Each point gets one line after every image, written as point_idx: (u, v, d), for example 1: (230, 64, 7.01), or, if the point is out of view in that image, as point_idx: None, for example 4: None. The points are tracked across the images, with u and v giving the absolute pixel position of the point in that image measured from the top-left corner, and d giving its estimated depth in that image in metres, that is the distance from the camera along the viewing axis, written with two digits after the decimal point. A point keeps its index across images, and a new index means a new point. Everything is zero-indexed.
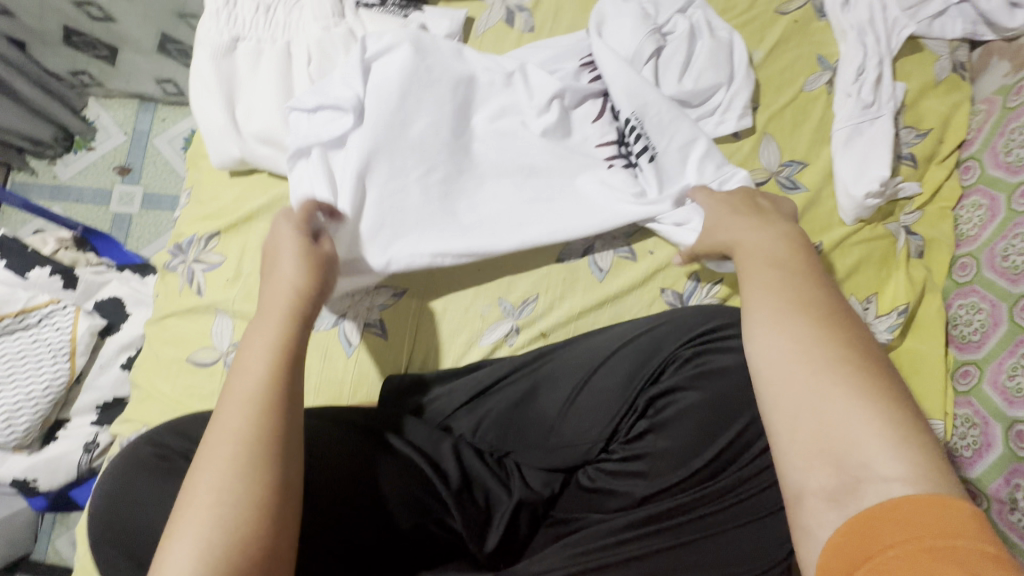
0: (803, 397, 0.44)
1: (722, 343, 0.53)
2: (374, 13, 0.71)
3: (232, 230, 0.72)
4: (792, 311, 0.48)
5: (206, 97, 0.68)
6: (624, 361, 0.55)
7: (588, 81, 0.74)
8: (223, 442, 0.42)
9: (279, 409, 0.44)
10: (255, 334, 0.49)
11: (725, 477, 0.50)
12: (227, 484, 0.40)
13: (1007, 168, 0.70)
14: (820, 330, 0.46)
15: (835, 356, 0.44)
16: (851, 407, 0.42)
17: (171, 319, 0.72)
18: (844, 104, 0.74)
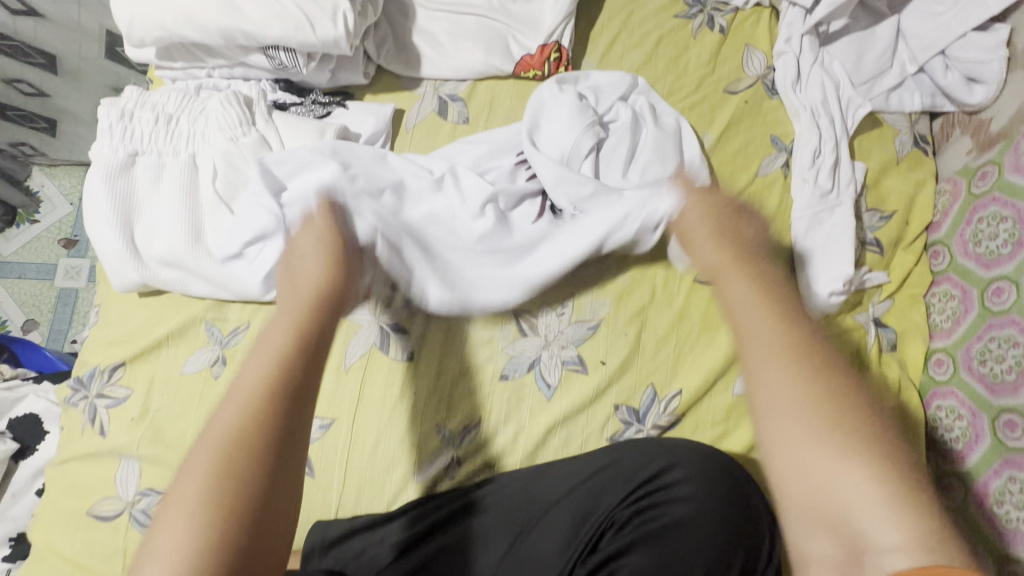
0: (784, 452, 0.34)
1: (660, 496, 0.51)
2: (289, 116, 0.65)
3: (140, 359, 0.65)
4: (767, 353, 0.37)
5: (100, 220, 0.61)
6: (562, 518, 0.53)
7: (524, 179, 0.69)
8: (239, 391, 0.39)
9: (293, 365, 0.41)
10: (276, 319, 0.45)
11: None
12: (231, 430, 0.36)
13: (978, 260, 0.64)
14: (800, 382, 0.35)
15: (819, 419, 0.34)
16: (844, 469, 0.32)
17: (70, 464, 0.64)
18: (801, 190, 0.69)
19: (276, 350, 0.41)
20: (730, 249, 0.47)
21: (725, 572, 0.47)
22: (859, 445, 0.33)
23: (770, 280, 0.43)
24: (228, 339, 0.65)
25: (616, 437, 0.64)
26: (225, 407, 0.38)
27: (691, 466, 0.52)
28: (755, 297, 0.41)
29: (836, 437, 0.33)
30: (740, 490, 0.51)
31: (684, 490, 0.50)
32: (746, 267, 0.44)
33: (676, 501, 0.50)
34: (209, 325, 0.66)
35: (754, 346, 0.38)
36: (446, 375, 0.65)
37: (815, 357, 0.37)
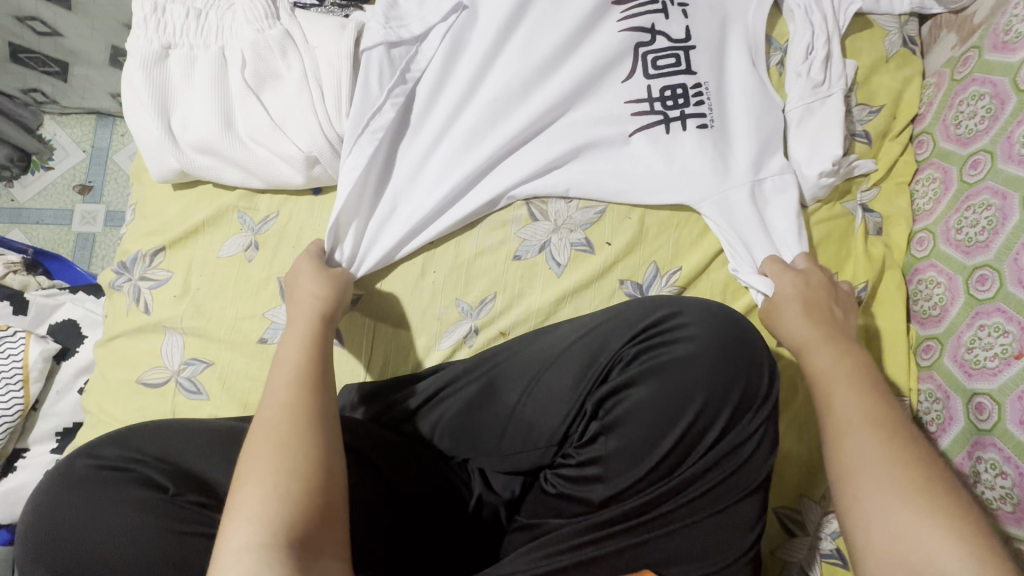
0: (865, 507, 0.44)
1: (664, 338, 0.53)
2: (311, 14, 0.69)
3: (179, 245, 0.70)
4: (859, 421, 0.48)
5: (140, 108, 0.65)
6: (572, 363, 0.55)
7: (537, 50, 0.71)
8: (270, 431, 0.46)
9: (315, 392, 0.49)
10: (295, 335, 0.55)
11: (683, 471, 0.50)
12: (278, 440, 0.45)
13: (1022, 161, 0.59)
14: (888, 450, 0.46)
15: (900, 479, 0.44)
16: (932, 526, 0.41)
17: (119, 339, 0.69)
18: (795, 84, 0.74)
19: (297, 364, 0.52)
20: (800, 297, 0.61)
21: (716, 398, 0.50)
22: (940, 497, 0.43)
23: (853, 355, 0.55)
24: (260, 227, 0.70)
25: None
26: (280, 422, 0.46)
27: (696, 313, 0.53)
28: (837, 366, 0.53)
29: (894, 470, 0.45)
30: (744, 335, 0.52)
31: (689, 330, 0.52)
32: (833, 342, 0.56)
33: (679, 341, 0.52)
34: (241, 213, 0.71)
35: (843, 416, 0.49)
36: (463, 255, 0.70)
37: (894, 420, 0.48)
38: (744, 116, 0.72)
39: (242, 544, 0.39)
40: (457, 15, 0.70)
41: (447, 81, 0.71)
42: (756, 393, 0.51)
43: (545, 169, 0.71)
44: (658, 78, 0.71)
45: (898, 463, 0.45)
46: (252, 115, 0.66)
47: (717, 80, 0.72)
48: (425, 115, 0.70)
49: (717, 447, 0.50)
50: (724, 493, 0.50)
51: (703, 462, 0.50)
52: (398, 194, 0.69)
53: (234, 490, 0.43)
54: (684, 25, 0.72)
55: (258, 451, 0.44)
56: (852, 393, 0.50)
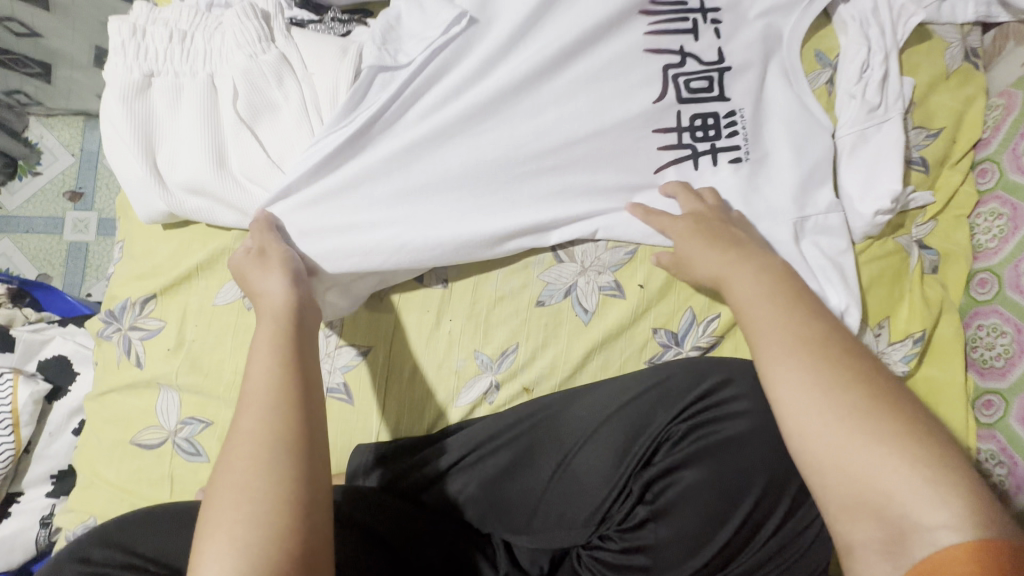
0: (810, 444, 0.40)
1: (715, 413, 0.46)
2: (309, 34, 0.62)
3: (171, 292, 0.64)
4: (786, 347, 0.44)
5: (122, 145, 0.59)
6: (612, 438, 0.49)
7: (562, 69, 0.63)
8: (234, 472, 0.39)
9: (290, 410, 0.42)
10: (260, 350, 0.46)
11: (745, 564, 0.44)
12: (250, 468, 0.39)
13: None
14: (817, 371, 0.42)
15: (840, 404, 0.40)
16: (880, 451, 0.37)
17: (110, 395, 0.64)
18: (847, 107, 0.66)
19: (263, 379, 0.44)
20: (702, 232, 0.57)
21: (777, 484, 0.44)
22: (885, 414, 0.39)
23: (767, 277, 0.52)
24: None
25: (654, 360, 0.64)
26: (254, 441, 0.40)
27: (747, 383, 0.47)
28: (759, 294, 0.50)
29: (832, 393, 0.40)
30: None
31: (743, 404, 0.46)
32: (744, 267, 0.53)
33: (733, 416, 0.46)
34: None
35: (772, 346, 0.45)
36: (482, 300, 0.64)
37: (818, 334, 0.45)
38: (793, 144, 0.65)
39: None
40: (461, 26, 0.62)
41: (453, 100, 0.62)
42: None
43: (569, 201, 0.63)
44: (690, 104, 0.64)
45: (838, 385, 0.41)
46: (246, 152, 0.59)
47: (753, 107, 0.65)
48: (425, 137, 0.61)
49: (779, 538, 0.44)
50: None
51: (762, 554, 0.44)
52: (403, 231, 0.60)
53: (190, 562, 0.36)
54: (717, 46, 0.65)
55: (231, 483, 0.39)
56: (774, 317, 0.47)
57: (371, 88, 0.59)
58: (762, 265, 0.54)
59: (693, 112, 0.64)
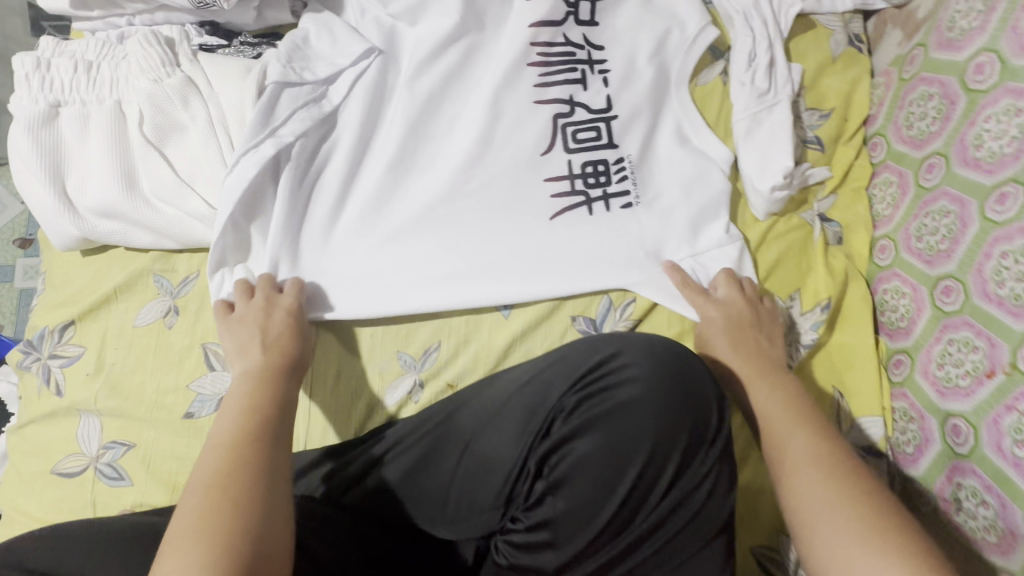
0: (822, 557, 0.42)
1: (606, 382, 0.47)
2: (215, 56, 0.63)
3: (90, 316, 0.64)
4: (807, 463, 0.47)
5: (28, 172, 0.59)
6: (511, 420, 0.49)
7: (454, 89, 0.69)
8: (202, 481, 0.43)
9: (256, 400, 0.50)
10: (235, 392, 0.51)
11: (639, 524, 0.45)
12: (225, 441, 0.46)
13: (978, 165, 0.57)
14: (832, 487, 0.45)
15: (849, 511, 0.43)
16: (888, 568, 0.39)
17: (31, 426, 0.63)
18: (739, 93, 0.70)
19: (240, 408, 0.49)
20: (729, 315, 0.61)
21: (662, 447, 0.45)
22: (885, 530, 0.41)
23: (791, 389, 0.55)
24: (179, 289, 0.65)
25: None
26: (236, 420, 0.48)
27: (637, 353, 0.48)
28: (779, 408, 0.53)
29: (847, 510, 0.43)
30: (689, 374, 0.47)
31: (633, 370, 0.46)
32: (771, 376, 0.57)
33: (622, 384, 0.46)
34: (156, 276, 0.65)
35: (791, 459, 0.48)
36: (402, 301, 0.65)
37: (834, 451, 0.48)
38: (688, 134, 0.69)
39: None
40: (370, 60, 0.67)
41: (370, 126, 0.67)
42: (702, 436, 0.46)
43: (479, 205, 0.67)
44: (579, 153, 0.67)
45: (852, 503, 0.43)
46: (153, 172, 0.60)
47: (642, 153, 0.68)
48: (347, 159, 0.66)
49: (669, 498, 0.45)
50: (686, 541, 0.46)
51: (653, 514, 0.45)
52: (330, 251, 0.65)
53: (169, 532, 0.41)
54: (605, 94, 0.69)
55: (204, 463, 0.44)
56: (797, 430, 0.50)
57: (276, 103, 0.61)
58: (786, 379, 0.57)
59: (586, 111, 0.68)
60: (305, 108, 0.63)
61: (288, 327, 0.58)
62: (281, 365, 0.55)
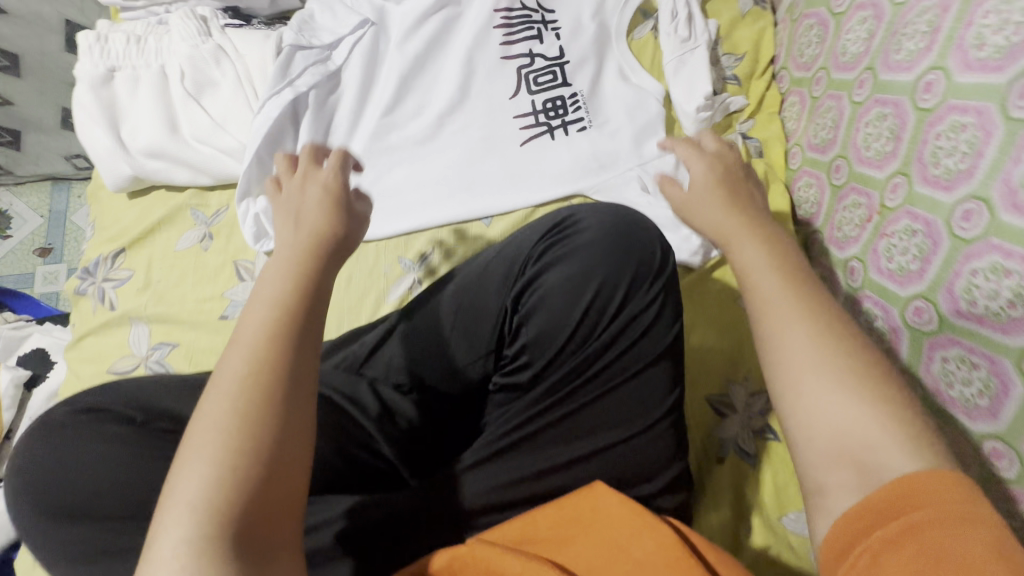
0: (798, 401, 0.37)
1: (566, 233, 0.57)
2: (240, 30, 0.78)
3: (138, 245, 0.77)
4: (792, 310, 0.39)
5: (90, 123, 0.73)
6: (492, 277, 0.60)
7: (436, 47, 0.84)
8: (234, 375, 0.35)
9: (299, 307, 0.38)
10: (270, 265, 0.41)
11: (598, 340, 0.54)
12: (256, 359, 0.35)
13: (845, 66, 0.70)
14: (822, 338, 0.37)
15: (840, 367, 0.36)
16: (868, 410, 0.35)
17: (88, 339, 0.74)
18: (667, 42, 0.86)
19: (275, 297, 0.39)
20: (721, 187, 0.47)
21: (613, 276, 0.54)
22: (869, 374, 0.36)
23: (779, 242, 0.44)
24: (213, 219, 0.77)
25: None
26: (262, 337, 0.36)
27: (590, 212, 0.59)
28: (767, 262, 0.42)
29: (833, 357, 0.37)
30: (636, 225, 0.56)
31: (586, 221, 0.57)
32: (756, 228, 0.45)
33: (579, 232, 0.56)
34: (193, 210, 0.78)
35: (775, 307, 0.39)
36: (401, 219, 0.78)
37: (825, 307, 0.39)
38: (627, 75, 0.85)
39: (172, 545, 0.30)
40: (366, 29, 0.83)
41: (369, 80, 0.82)
42: (648, 270, 0.55)
43: (460, 138, 0.81)
44: (540, 93, 0.83)
45: (838, 352, 0.37)
46: (194, 118, 0.74)
47: (591, 90, 0.83)
48: (353, 106, 0.80)
49: (620, 320, 0.54)
50: (638, 357, 0.54)
51: (608, 332, 0.54)
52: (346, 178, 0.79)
53: (181, 444, 0.34)
54: (558, 46, 0.84)
55: (229, 375, 0.35)
56: (780, 287, 0.40)
57: (291, 60, 0.76)
58: (771, 234, 0.45)
59: (545, 59, 0.84)
60: (315, 65, 0.78)
61: (326, 201, 0.43)
62: (326, 243, 0.41)
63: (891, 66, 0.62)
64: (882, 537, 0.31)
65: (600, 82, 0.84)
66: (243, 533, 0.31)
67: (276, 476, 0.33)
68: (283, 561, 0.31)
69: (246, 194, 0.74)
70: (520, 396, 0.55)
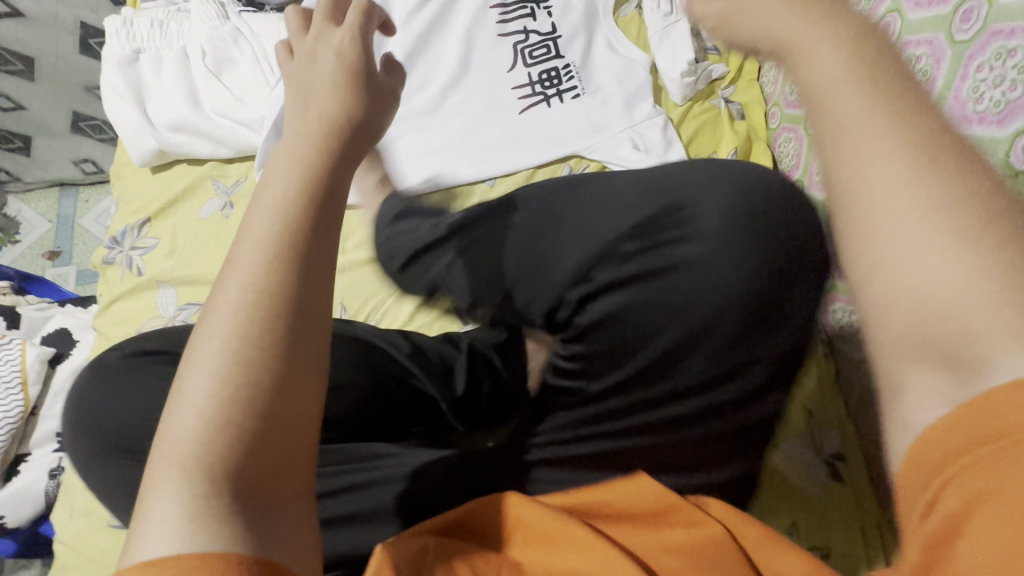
0: (877, 271, 0.28)
1: (677, 222, 0.43)
2: (255, 14, 0.84)
3: (162, 215, 0.81)
4: (879, 142, 0.28)
5: (119, 100, 0.78)
6: (617, 203, 0.46)
7: (437, 26, 0.90)
8: (230, 315, 0.32)
9: (305, 226, 0.34)
10: (281, 156, 0.37)
11: (686, 378, 0.45)
12: (255, 292, 0.32)
13: None
14: (921, 180, 0.27)
15: (953, 221, 0.26)
16: (983, 279, 0.25)
17: (117, 304, 0.78)
18: (651, 17, 0.93)
19: (276, 209, 0.34)
20: None
21: (735, 305, 0.42)
22: (987, 226, 0.26)
23: (875, 49, 0.30)
24: (233, 188, 0.82)
25: None
26: (259, 269, 0.33)
27: (713, 193, 0.43)
28: (852, 75, 0.29)
29: (936, 206, 0.26)
30: (779, 204, 0.43)
31: (704, 207, 0.43)
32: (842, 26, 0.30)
33: (693, 235, 0.43)
34: (214, 181, 0.82)
35: (856, 142, 0.28)
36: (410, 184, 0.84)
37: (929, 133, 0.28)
38: (615, 48, 0.91)
39: (169, 502, 0.28)
40: None
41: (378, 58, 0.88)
42: (791, 269, 0.42)
43: (463, 109, 0.87)
44: (536, 65, 0.89)
45: (952, 198, 0.26)
46: (215, 93, 0.79)
47: (583, 61, 0.90)
48: None
49: (723, 361, 0.44)
50: (727, 402, 0.46)
51: (706, 368, 0.44)
52: None
53: (174, 394, 0.31)
54: (550, 22, 0.91)
55: (225, 311, 0.32)
56: (866, 105, 0.28)
57: None
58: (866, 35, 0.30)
59: (539, 35, 0.90)
60: None
61: (344, 73, 0.41)
62: (341, 136, 0.38)
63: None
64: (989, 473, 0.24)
65: (590, 54, 0.90)
66: (240, 489, 0.29)
67: (273, 435, 0.30)
68: (297, 522, 0.30)
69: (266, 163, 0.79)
70: (576, 405, 0.48)
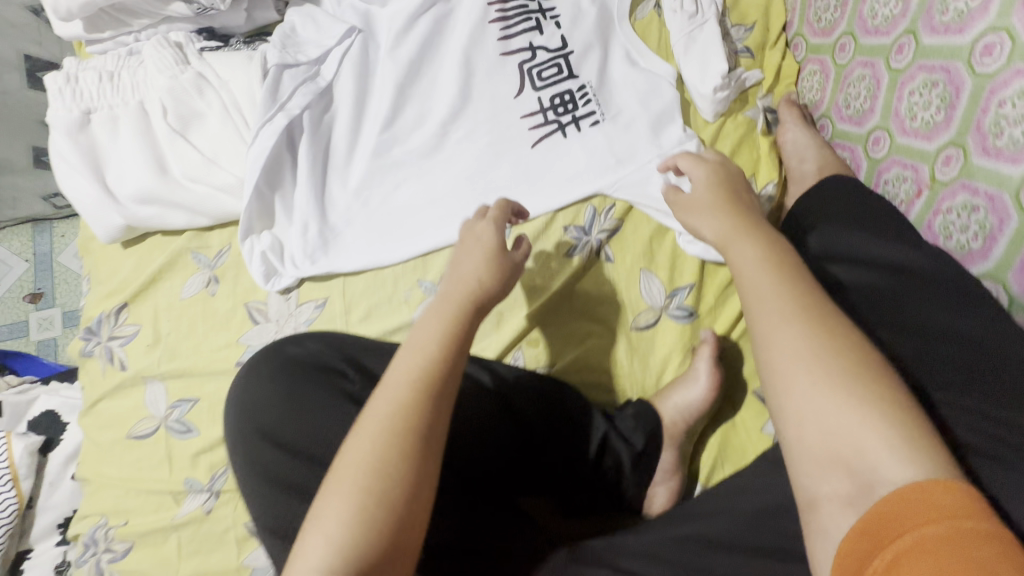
0: (791, 409, 0.39)
1: None
2: (217, 53, 0.72)
3: (140, 298, 0.72)
4: (779, 314, 0.43)
5: (73, 173, 0.68)
6: None
7: (427, 47, 0.78)
8: (378, 423, 0.44)
9: (453, 355, 0.48)
10: (429, 315, 0.51)
11: None
12: (401, 407, 0.44)
13: (877, 31, 0.66)
14: (807, 334, 0.41)
15: (833, 364, 0.39)
16: (852, 406, 0.37)
17: (102, 403, 0.70)
18: (673, 19, 0.81)
19: (425, 347, 0.48)
20: (720, 190, 0.56)
21: None
22: (855, 373, 0.39)
23: (776, 247, 0.48)
24: (216, 261, 0.72)
25: (571, 253, 0.73)
26: (407, 392, 0.45)
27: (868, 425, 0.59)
28: (758, 258, 0.47)
29: (824, 361, 0.39)
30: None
31: None
32: (749, 231, 0.50)
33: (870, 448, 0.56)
34: (194, 253, 0.72)
35: (766, 311, 0.43)
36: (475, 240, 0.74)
37: (819, 310, 0.43)
38: (633, 61, 0.79)
39: (318, 559, 0.39)
40: (353, 37, 0.77)
41: (362, 93, 0.76)
42: None
43: (467, 147, 0.76)
44: (546, 89, 0.77)
45: (833, 350, 0.40)
46: (183, 155, 0.69)
47: (600, 79, 0.78)
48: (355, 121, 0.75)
49: None
50: None
51: None
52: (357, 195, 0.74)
53: (330, 476, 0.43)
54: (559, 35, 0.79)
55: (379, 415, 0.44)
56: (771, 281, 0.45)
57: (277, 82, 0.70)
58: (768, 234, 0.50)
59: (546, 52, 0.78)
60: (304, 84, 0.72)
61: (492, 261, 0.54)
62: (477, 300, 0.52)
63: (936, 29, 0.57)
64: (914, 533, 0.31)
65: (606, 70, 0.79)
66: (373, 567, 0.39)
67: (408, 520, 0.42)
68: None
69: (250, 232, 0.70)
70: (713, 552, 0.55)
